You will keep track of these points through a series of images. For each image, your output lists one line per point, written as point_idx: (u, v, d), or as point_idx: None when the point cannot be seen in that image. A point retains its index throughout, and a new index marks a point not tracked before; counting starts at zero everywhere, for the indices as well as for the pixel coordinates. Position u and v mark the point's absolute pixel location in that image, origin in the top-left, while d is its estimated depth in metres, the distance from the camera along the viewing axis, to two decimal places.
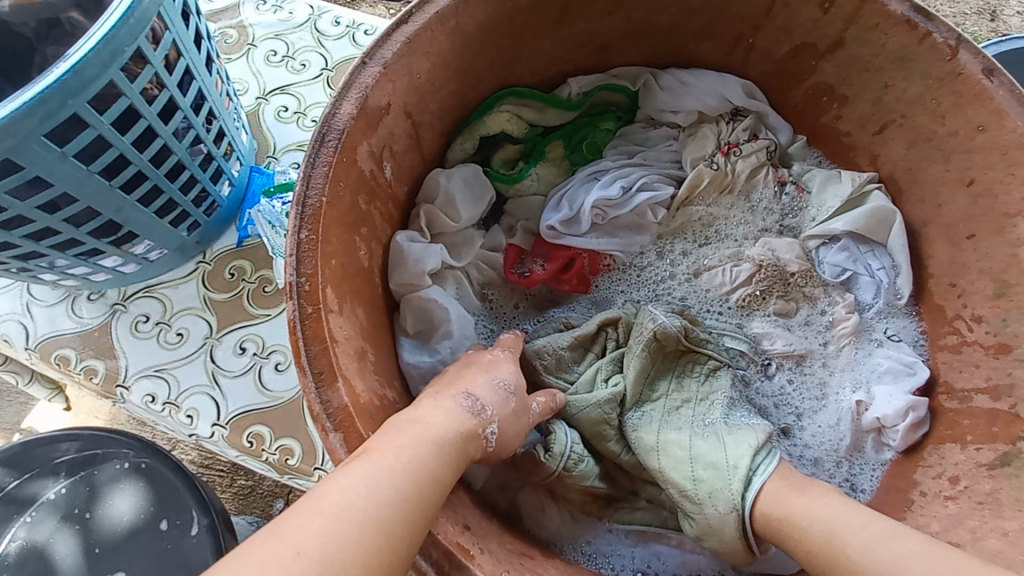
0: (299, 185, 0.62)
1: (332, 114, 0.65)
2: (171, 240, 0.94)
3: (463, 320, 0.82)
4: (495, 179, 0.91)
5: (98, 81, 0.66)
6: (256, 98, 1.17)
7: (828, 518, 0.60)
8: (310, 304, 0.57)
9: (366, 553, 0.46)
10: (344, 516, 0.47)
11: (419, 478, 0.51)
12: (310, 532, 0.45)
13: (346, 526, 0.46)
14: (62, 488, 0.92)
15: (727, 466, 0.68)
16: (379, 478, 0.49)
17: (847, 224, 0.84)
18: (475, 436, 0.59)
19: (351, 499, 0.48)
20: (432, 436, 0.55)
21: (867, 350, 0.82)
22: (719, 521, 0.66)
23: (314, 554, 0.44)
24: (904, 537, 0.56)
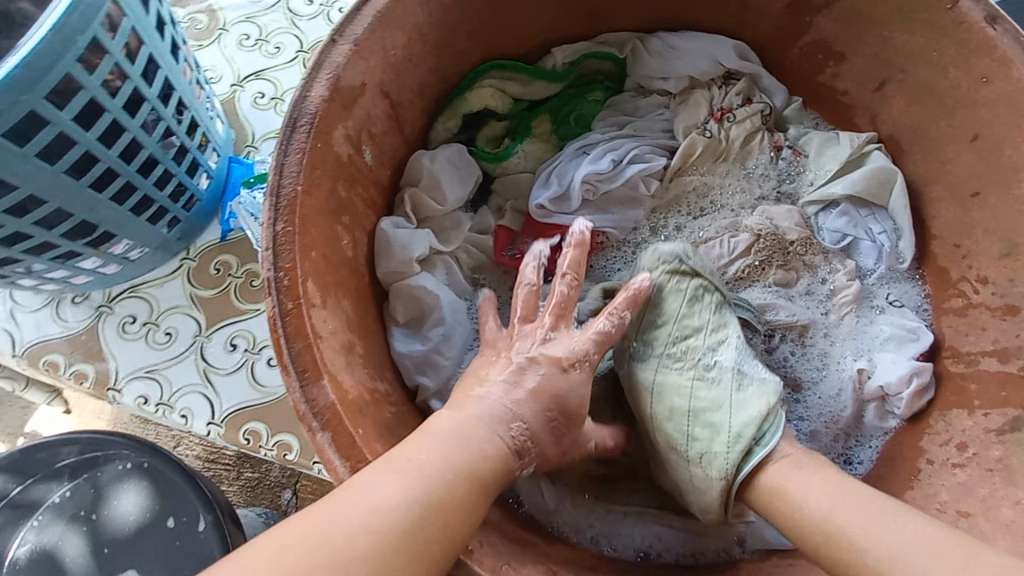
0: (272, 174, 0.59)
1: (303, 98, 0.62)
2: (151, 238, 0.91)
3: (454, 307, 0.80)
4: (482, 159, 0.88)
5: (53, 74, 0.62)
6: (231, 85, 1.13)
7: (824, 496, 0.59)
8: (290, 299, 0.54)
9: (389, 548, 0.45)
10: (374, 509, 0.46)
11: (456, 479, 0.50)
12: (333, 519, 0.45)
13: (362, 517, 0.45)
14: (67, 491, 0.91)
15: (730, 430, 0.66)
16: (411, 474, 0.49)
17: (847, 188, 0.81)
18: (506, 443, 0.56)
19: (382, 492, 0.47)
20: (473, 436, 0.54)
21: (869, 318, 0.80)
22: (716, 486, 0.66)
23: (333, 544, 0.43)
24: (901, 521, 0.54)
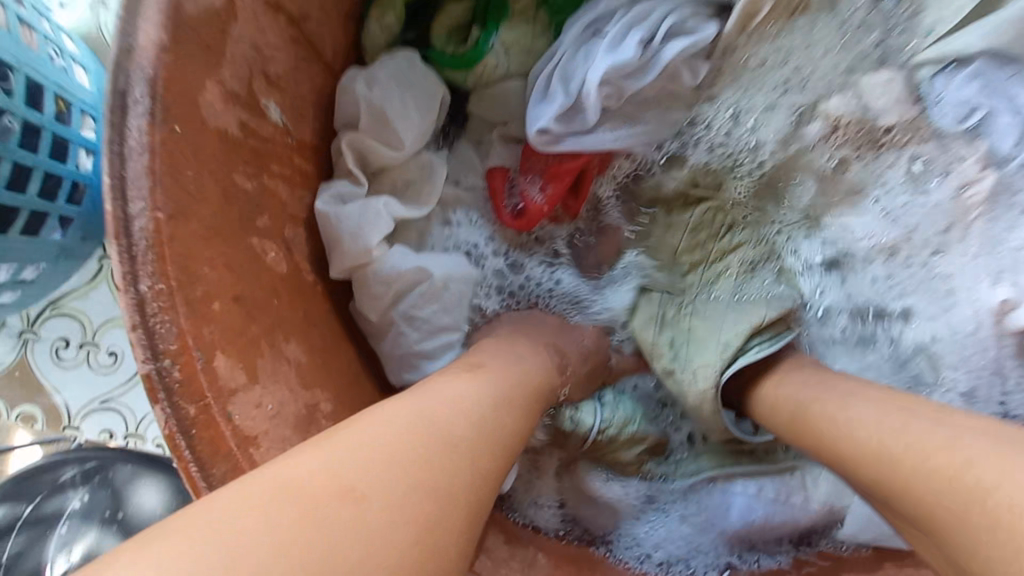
0: (109, 199, 0.36)
1: (124, 50, 0.36)
2: (42, 250, 0.70)
3: (452, 273, 0.60)
4: (444, 66, 0.62)
5: None
6: (90, 5, 0.81)
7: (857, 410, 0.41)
8: (194, 399, 0.36)
9: (423, 494, 0.30)
10: (383, 444, 0.32)
11: (508, 409, 0.41)
12: (339, 451, 0.31)
13: (374, 451, 0.31)
14: (75, 503, 0.72)
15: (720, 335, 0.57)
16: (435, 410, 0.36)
17: (981, 38, 0.55)
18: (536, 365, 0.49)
19: (394, 420, 0.34)
20: (508, 381, 0.44)
21: (1009, 221, 0.57)
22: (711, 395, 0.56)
23: (340, 489, 0.28)
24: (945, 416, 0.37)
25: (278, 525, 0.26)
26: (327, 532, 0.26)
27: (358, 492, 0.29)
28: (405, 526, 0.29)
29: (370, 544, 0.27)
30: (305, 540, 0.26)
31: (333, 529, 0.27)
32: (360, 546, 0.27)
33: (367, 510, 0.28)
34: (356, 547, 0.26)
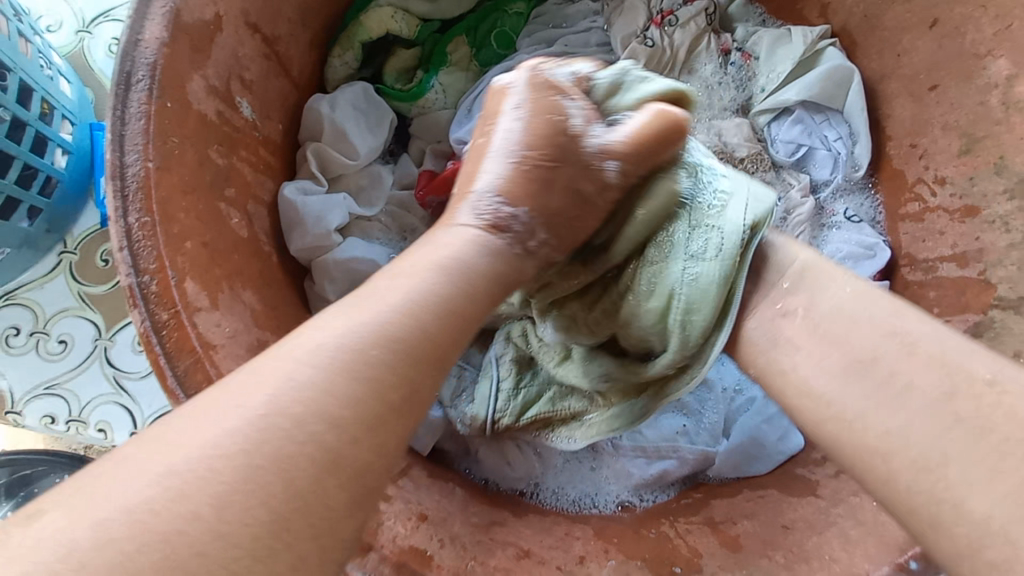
0: (110, 151, 0.46)
1: (134, 43, 0.48)
2: (6, 234, 0.76)
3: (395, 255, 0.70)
4: (393, 98, 0.73)
5: None
6: (75, 32, 0.92)
7: (839, 302, 0.42)
8: (165, 309, 0.44)
9: (364, 404, 0.31)
10: (312, 359, 0.32)
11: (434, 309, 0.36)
12: (258, 387, 0.30)
13: (305, 373, 0.31)
14: (7, 511, 0.77)
15: (713, 228, 0.46)
16: (354, 315, 0.34)
17: (801, 91, 0.72)
18: (509, 252, 0.43)
19: (319, 339, 0.32)
20: (440, 263, 0.39)
21: (824, 236, 0.73)
22: (715, 327, 0.47)
23: (293, 412, 0.30)
24: (907, 316, 0.40)
25: (222, 489, 0.27)
26: (297, 448, 0.29)
27: (293, 438, 0.29)
28: (375, 408, 0.32)
29: (348, 433, 0.30)
30: (250, 477, 0.28)
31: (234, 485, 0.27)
32: (347, 446, 0.30)
33: (327, 414, 0.30)
34: (335, 445, 0.30)
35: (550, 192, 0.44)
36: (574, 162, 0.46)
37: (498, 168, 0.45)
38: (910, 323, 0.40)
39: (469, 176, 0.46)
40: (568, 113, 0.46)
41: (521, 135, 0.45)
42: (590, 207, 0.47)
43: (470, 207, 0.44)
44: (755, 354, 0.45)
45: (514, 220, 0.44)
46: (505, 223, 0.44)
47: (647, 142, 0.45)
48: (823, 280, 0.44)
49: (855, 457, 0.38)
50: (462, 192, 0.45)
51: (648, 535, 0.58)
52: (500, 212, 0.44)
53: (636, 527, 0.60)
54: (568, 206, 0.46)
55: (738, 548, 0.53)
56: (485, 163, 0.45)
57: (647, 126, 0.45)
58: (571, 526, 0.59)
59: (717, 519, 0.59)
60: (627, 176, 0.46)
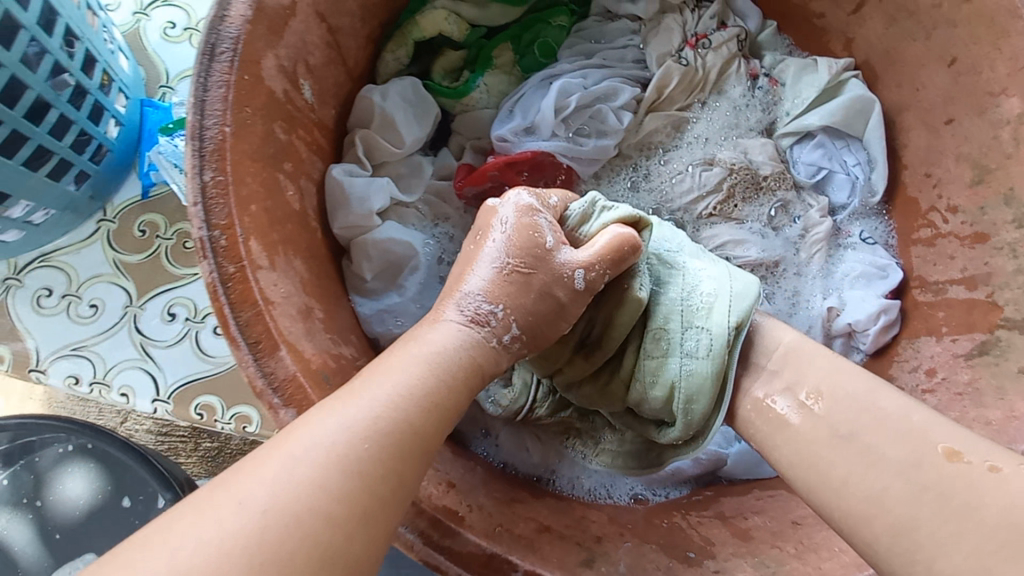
0: (191, 115, 0.49)
1: (219, 19, 0.52)
2: (55, 196, 0.78)
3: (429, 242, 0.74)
4: (439, 95, 0.78)
5: None
6: (132, 13, 0.96)
7: (816, 380, 0.53)
8: (232, 263, 0.47)
9: (360, 479, 0.41)
10: (308, 458, 0.40)
11: (416, 403, 0.46)
12: (262, 482, 0.39)
13: (307, 471, 0.40)
14: (5, 479, 0.78)
15: (704, 328, 0.57)
16: (353, 413, 0.43)
17: (824, 117, 0.77)
18: (485, 346, 0.52)
19: (319, 438, 0.41)
20: (426, 361, 0.48)
21: (839, 255, 0.77)
22: (711, 412, 0.57)
23: (295, 508, 0.38)
24: (882, 393, 0.50)
25: (242, 549, 0.36)
26: (297, 533, 0.37)
27: (312, 505, 0.38)
28: (366, 499, 0.40)
29: (343, 526, 0.39)
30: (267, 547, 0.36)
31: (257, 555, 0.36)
32: (338, 535, 0.38)
33: (323, 508, 0.39)
34: (332, 537, 0.38)
35: (525, 294, 0.53)
36: (541, 277, 0.54)
37: (483, 274, 0.54)
38: (885, 399, 0.50)
39: (458, 278, 0.55)
40: (539, 229, 0.56)
41: (503, 249, 0.55)
42: (563, 311, 0.55)
43: (454, 308, 0.53)
44: (751, 425, 0.55)
45: (493, 317, 0.53)
46: (484, 319, 0.53)
47: (605, 262, 0.56)
48: (803, 360, 0.54)
49: (848, 508, 0.47)
50: (451, 291, 0.54)
51: (661, 524, 0.60)
52: (483, 316, 0.53)
53: (649, 516, 0.62)
54: (541, 308, 0.54)
55: (749, 539, 0.56)
56: (469, 270, 0.55)
57: (602, 251, 0.56)
58: (587, 511, 0.61)
59: (728, 514, 0.61)
60: (593, 283, 0.55)
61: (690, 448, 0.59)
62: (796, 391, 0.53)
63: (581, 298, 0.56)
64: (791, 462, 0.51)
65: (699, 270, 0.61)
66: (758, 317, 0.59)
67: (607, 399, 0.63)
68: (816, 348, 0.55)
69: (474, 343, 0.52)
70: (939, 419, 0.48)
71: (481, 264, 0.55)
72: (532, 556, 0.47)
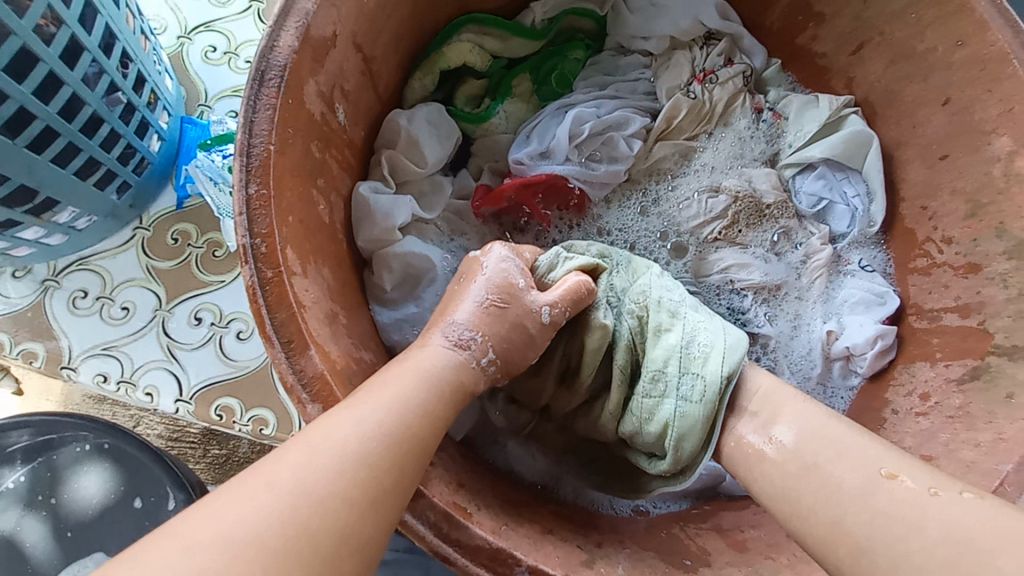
0: (240, 133, 0.54)
1: (270, 48, 0.57)
2: (99, 204, 0.84)
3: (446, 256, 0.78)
4: (460, 119, 0.83)
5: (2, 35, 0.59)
6: (177, 37, 1.03)
7: (793, 422, 0.56)
8: (270, 268, 0.51)
9: (369, 473, 0.43)
10: (326, 451, 0.43)
11: (417, 410, 0.49)
12: (287, 468, 0.42)
13: (328, 462, 0.43)
14: (22, 476, 0.81)
15: (699, 374, 0.61)
16: (362, 414, 0.46)
17: (825, 150, 0.80)
18: (468, 367, 0.55)
19: (333, 434, 0.44)
20: (422, 375, 0.51)
21: (839, 281, 0.80)
22: (700, 449, 0.60)
23: (317, 492, 0.41)
24: (840, 428, 0.54)
25: (264, 528, 0.38)
26: (319, 515, 0.40)
27: (327, 495, 0.41)
28: (379, 491, 0.43)
29: (356, 511, 0.42)
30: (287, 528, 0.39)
31: (277, 535, 0.38)
32: (353, 520, 0.41)
33: (341, 494, 0.42)
34: (348, 521, 0.41)
35: (501, 325, 0.57)
36: (516, 313, 0.58)
37: (467, 307, 0.57)
38: (845, 434, 0.54)
39: (444, 311, 0.59)
40: (511, 274, 0.60)
41: (484, 288, 0.59)
42: (533, 342, 0.59)
43: (441, 335, 0.56)
44: (736, 460, 0.58)
45: (473, 342, 0.56)
46: (467, 345, 0.55)
47: (567, 301, 0.62)
48: (778, 402, 0.58)
49: (814, 531, 0.50)
50: (438, 321, 0.57)
51: (660, 534, 0.63)
52: (465, 343, 0.55)
53: (649, 527, 0.65)
54: (515, 337, 0.58)
55: (745, 550, 0.58)
56: (457, 301, 0.59)
57: (565, 292, 0.62)
58: (589, 520, 0.64)
59: (725, 527, 0.64)
60: (557, 318, 0.61)
61: (677, 480, 0.62)
62: (771, 430, 0.57)
63: (547, 331, 0.61)
64: (765, 489, 0.54)
65: (698, 321, 0.65)
66: (751, 367, 0.63)
67: (600, 431, 0.67)
68: (794, 394, 0.59)
69: (463, 365, 0.55)
70: (907, 455, 0.52)
71: (464, 300, 0.58)
72: (535, 553, 0.50)
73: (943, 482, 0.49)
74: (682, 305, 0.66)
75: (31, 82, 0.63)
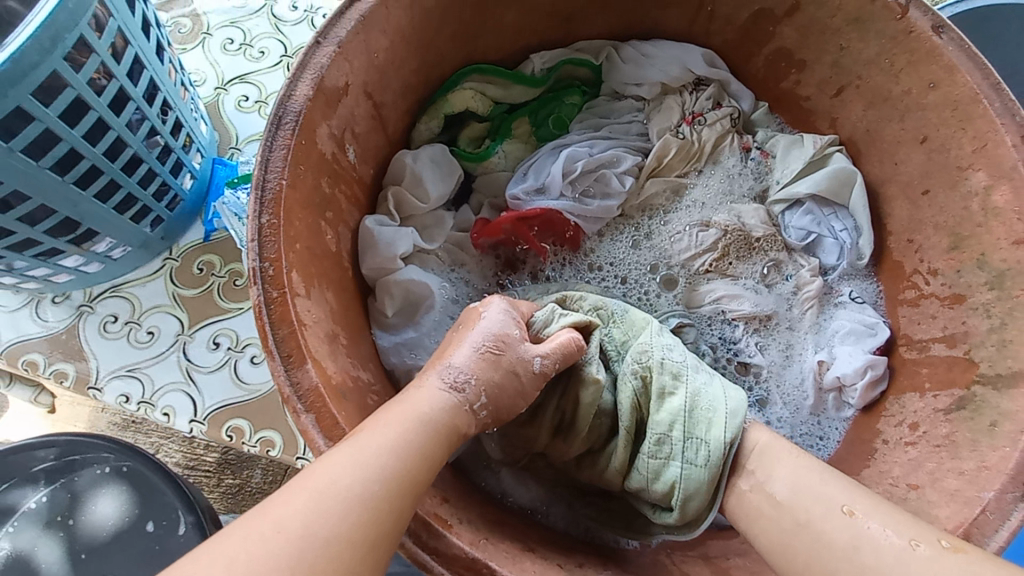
0: (256, 170, 0.60)
1: (287, 96, 0.64)
2: (133, 236, 0.92)
3: (444, 286, 0.82)
4: (462, 158, 0.89)
5: (58, 86, 0.67)
6: (214, 88, 1.14)
7: (789, 479, 0.57)
8: (275, 288, 0.56)
9: (369, 517, 0.46)
10: (329, 493, 0.46)
11: (412, 453, 0.51)
12: (295, 509, 0.45)
13: (333, 504, 0.45)
14: (43, 497, 0.85)
15: (703, 440, 0.62)
16: (364, 456, 0.49)
17: (810, 187, 0.83)
18: (462, 410, 0.57)
19: (336, 477, 0.47)
20: (422, 417, 0.54)
21: (831, 313, 0.81)
22: (705, 507, 0.62)
23: (324, 535, 0.44)
24: (831, 483, 0.55)
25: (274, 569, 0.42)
26: (324, 555, 0.43)
27: (331, 538, 0.44)
28: (379, 529, 0.46)
29: (357, 552, 0.44)
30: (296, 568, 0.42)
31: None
32: (357, 560, 0.44)
33: (345, 536, 0.44)
34: (352, 561, 0.44)
35: (495, 371, 0.60)
36: (507, 363, 0.61)
37: (466, 352, 0.60)
38: (832, 489, 0.55)
39: (444, 354, 0.61)
40: (508, 325, 0.64)
41: (483, 335, 0.61)
42: (523, 389, 0.62)
43: (438, 377, 0.58)
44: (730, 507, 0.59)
45: (468, 386, 0.58)
46: (462, 386, 0.58)
47: (558, 355, 0.65)
48: (774, 459, 0.59)
49: None
50: (436, 362, 0.60)
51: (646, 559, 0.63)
52: (460, 387, 0.58)
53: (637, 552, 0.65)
54: (506, 383, 0.60)
55: None
56: (455, 347, 0.61)
57: (555, 346, 0.65)
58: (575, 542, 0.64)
59: (712, 555, 0.64)
60: (547, 369, 0.64)
61: (681, 533, 0.64)
62: (767, 487, 0.57)
63: (538, 380, 0.63)
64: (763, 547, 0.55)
65: (702, 385, 0.66)
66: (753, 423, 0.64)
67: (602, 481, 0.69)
68: (793, 451, 0.60)
69: (461, 407, 0.57)
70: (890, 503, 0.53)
71: (465, 346, 0.61)
72: (510, 566, 0.51)
73: (926, 535, 0.50)
74: (686, 368, 0.68)
75: (82, 127, 0.72)
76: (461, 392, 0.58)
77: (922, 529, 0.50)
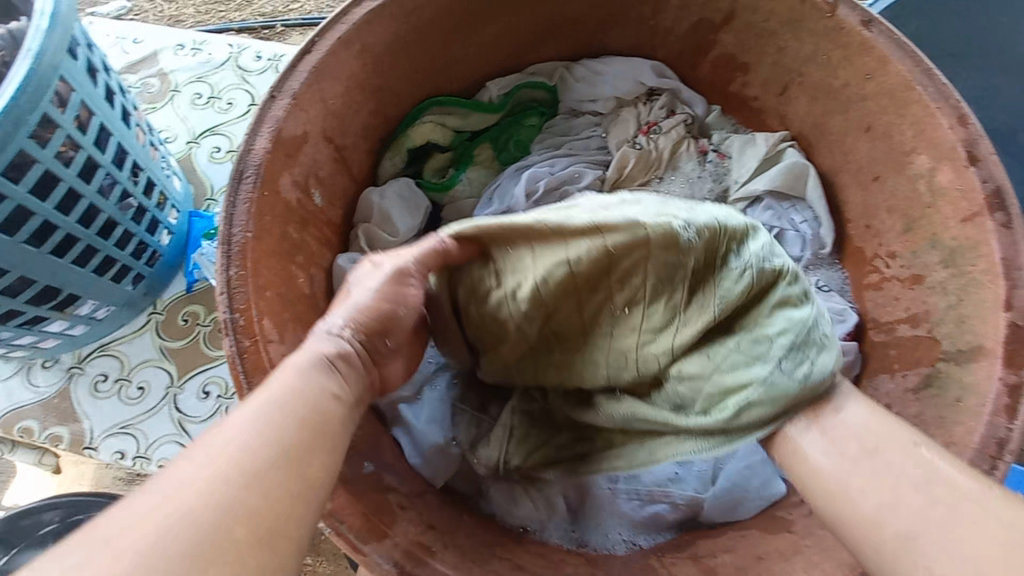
0: (221, 225, 0.63)
1: (247, 151, 0.67)
2: (115, 296, 0.94)
3: None
4: (429, 190, 0.92)
5: (26, 163, 0.69)
6: (186, 142, 1.17)
7: (857, 432, 0.53)
8: (247, 337, 0.58)
9: (250, 492, 0.43)
10: (178, 496, 0.41)
11: (288, 425, 0.47)
12: (154, 521, 0.40)
13: (188, 500, 0.41)
14: None
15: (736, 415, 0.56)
16: (222, 446, 0.44)
17: (766, 183, 0.86)
18: (332, 374, 0.54)
19: (183, 478, 0.42)
20: (292, 389, 0.50)
21: None
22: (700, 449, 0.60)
23: (202, 529, 0.40)
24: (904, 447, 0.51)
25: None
26: (208, 529, 0.40)
27: (206, 534, 0.40)
28: (278, 495, 0.44)
29: (248, 537, 0.41)
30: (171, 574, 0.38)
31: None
32: (250, 541, 0.41)
33: (228, 524, 0.41)
34: (245, 538, 0.41)
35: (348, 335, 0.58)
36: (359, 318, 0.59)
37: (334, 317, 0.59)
38: (905, 448, 0.51)
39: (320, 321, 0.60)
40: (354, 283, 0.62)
41: (360, 295, 0.60)
42: (370, 349, 0.60)
43: (317, 337, 0.57)
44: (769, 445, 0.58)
45: (337, 343, 0.57)
46: (343, 343, 0.57)
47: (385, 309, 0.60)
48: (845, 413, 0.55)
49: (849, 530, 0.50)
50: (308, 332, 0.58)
51: (638, 565, 0.64)
52: (340, 343, 0.57)
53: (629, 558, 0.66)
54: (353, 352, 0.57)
55: None
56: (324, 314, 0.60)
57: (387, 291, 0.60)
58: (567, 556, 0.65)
59: (700, 554, 0.64)
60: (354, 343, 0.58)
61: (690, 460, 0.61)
62: (831, 435, 0.54)
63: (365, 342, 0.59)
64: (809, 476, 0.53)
65: (761, 348, 0.57)
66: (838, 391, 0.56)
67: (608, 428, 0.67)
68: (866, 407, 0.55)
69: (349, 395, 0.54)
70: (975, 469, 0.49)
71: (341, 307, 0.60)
72: None
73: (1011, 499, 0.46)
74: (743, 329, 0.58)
75: (54, 199, 0.74)
76: (328, 363, 0.54)
77: (957, 469, 0.48)
